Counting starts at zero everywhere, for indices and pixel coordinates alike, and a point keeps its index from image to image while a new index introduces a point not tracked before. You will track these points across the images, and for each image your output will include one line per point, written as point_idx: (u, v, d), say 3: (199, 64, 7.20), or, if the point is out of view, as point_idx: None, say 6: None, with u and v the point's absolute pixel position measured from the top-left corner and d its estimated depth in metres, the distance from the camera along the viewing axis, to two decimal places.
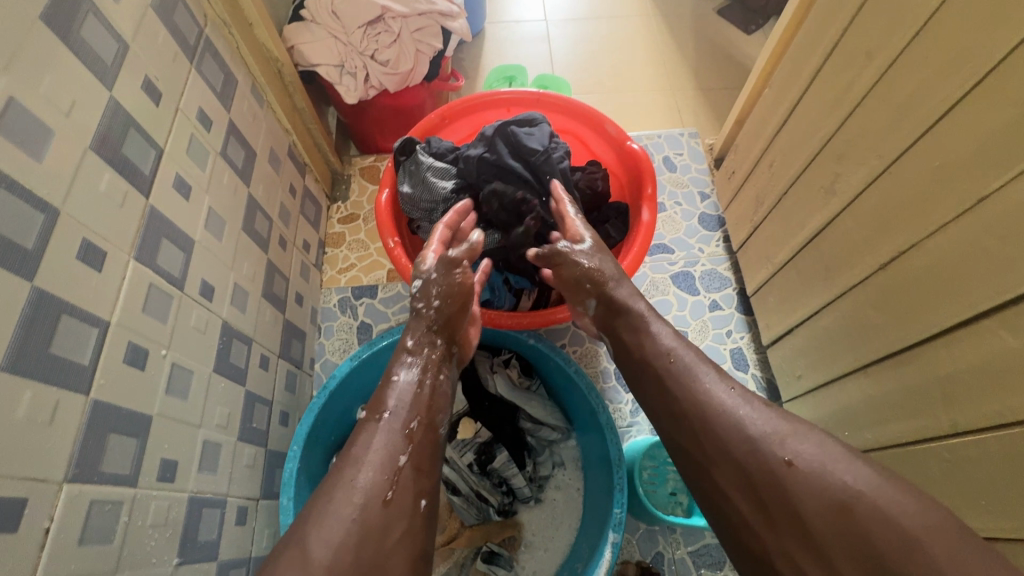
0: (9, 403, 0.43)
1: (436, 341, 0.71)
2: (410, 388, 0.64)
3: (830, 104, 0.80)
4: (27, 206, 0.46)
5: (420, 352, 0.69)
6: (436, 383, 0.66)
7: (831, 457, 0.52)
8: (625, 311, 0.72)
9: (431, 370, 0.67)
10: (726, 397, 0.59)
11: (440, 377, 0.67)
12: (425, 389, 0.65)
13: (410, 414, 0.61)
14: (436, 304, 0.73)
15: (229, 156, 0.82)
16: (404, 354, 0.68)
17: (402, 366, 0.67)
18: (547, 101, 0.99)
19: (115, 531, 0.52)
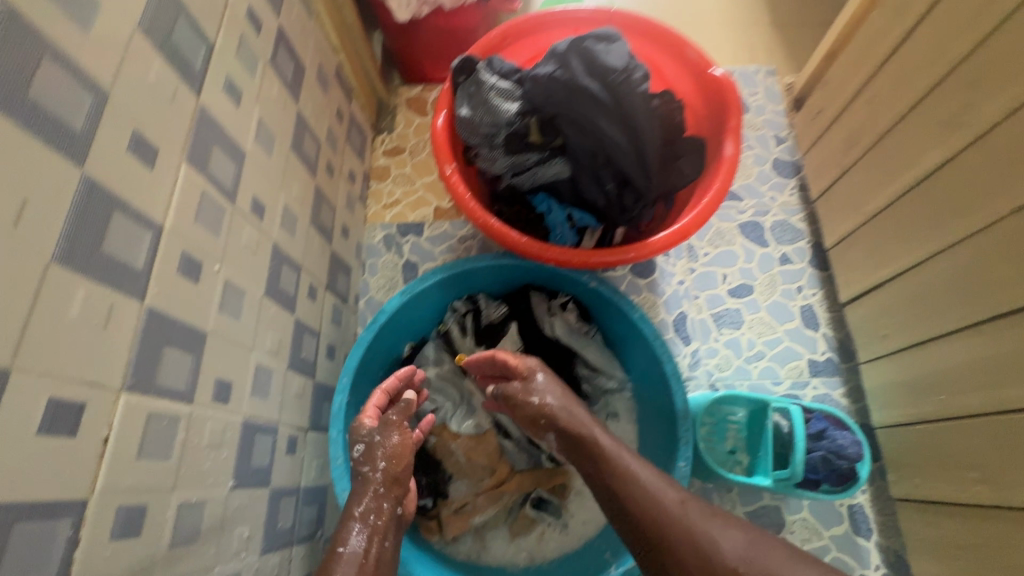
0: (63, 299, 0.39)
1: (383, 504, 0.66)
2: (356, 561, 0.60)
3: (966, 21, 0.68)
4: (74, 82, 0.41)
5: (367, 517, 0.64)
6: (381, 554, 0.63)
7: (754, 545, 0.59)
8: (580, 441, 0.69)
9: (379, 537, 0.63)
10: (650, 481, 0.64)
11: (387, 545, 0.64)
12: (372, 557, 0.62)
13: None
14: (381, 464, 0.68)
15: (279, 67, 0.75)
16: (348, 518, 0.64)
17: (354, 530, 0.63)
18: (621, 20, 0.89)
19: (173, 448, 0.50)
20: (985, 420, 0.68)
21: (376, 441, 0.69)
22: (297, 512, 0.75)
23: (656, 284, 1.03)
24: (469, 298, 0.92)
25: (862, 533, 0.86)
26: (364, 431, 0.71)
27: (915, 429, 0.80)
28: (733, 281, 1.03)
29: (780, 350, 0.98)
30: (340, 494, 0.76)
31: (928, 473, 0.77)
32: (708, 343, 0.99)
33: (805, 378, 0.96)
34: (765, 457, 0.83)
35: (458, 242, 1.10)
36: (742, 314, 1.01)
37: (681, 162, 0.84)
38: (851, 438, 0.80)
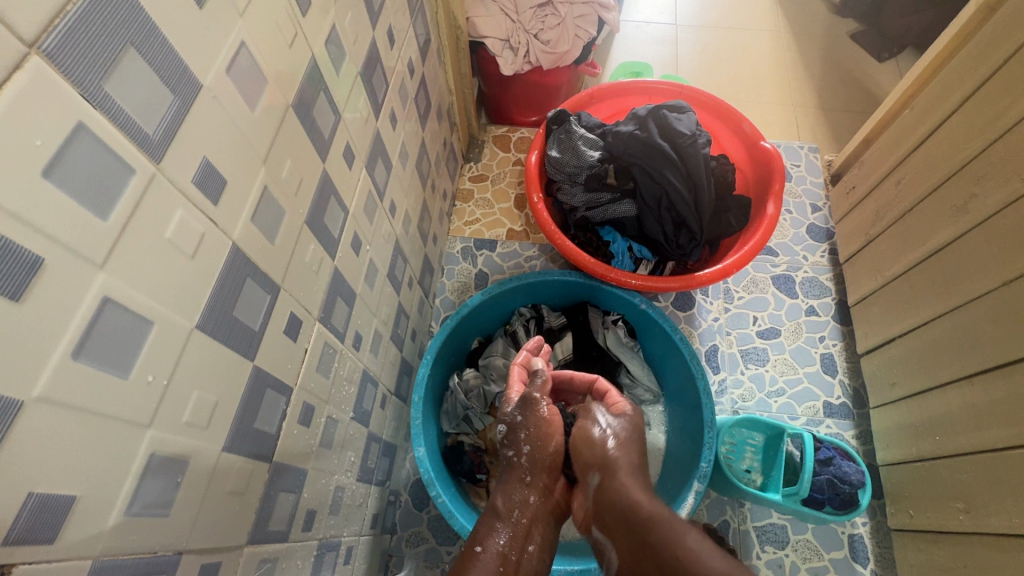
0: (304, 249, 0.57)
1: (529, 497, 0.71)
2: (494, 561, 0.62)
3: (977, 130, 0.85)
4: (331, 110, 0.61)
5: (510, 513, 0.69)
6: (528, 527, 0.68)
7: None
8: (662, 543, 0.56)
9: (529, 510, 0.69)
10: None
11: (530, 551, 0.65)
12: (512, 551, 0.64)
13: (523, 539, 0.66)
14: (524, 450, 0.76)
15: (417, 102, 0.96)
16: (494, 521, 0.67)
17: (500, 530, 0.66)
18: (690, 95, 1.07)
19: (330, 371, 0.67)
20: (985, 456, 0.79)
21: (518, 423, 0.78)
22: (377, 458, 0.91)
23: (693, 318, 1.17)
24: (533, 307, 1.09)
25: (859, 560, 0.96)
26: (506, 414, 0.82)
27: (912, 465, 0.93)
28: (762, 324, 1.16)
29: (799, 390, 1.10)
30: (416, 449, 0.90)
31: (920, 503, 0.90)
32: (735, 374, 1.12)
33: (820, 418, 1.07)
34: (778, 474, 0.94)
35: (525, 260, 1.28)
36: (768, 353, 1.13)
37: (729, 215, 1.00)
38: (855, 467, 0.93)
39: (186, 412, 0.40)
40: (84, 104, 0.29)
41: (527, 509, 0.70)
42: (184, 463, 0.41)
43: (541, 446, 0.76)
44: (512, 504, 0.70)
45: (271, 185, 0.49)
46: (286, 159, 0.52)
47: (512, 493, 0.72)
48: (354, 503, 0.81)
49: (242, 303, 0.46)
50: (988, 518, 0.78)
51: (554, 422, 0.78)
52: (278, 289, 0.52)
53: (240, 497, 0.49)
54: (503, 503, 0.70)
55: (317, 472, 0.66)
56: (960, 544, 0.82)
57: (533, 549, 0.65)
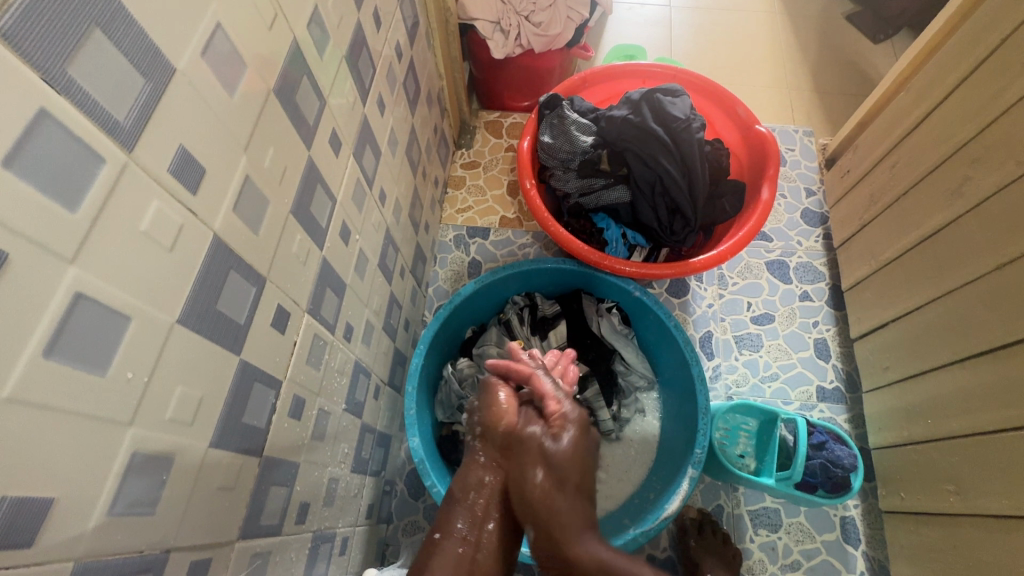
0: (290, 239, 0.56)
1: (484, 480, 0.70)
2: (454, 552, 0.64)
3: (973, 111, 0.84)
4: (315, 95, 0.59)
5: (468, 495, 0.69)
6: (486, 512, 0.68)
7: None
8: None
9: (489, 497, 0.69)
10: None
11: (490, 529, 0.67)
12: (470, 541, 0.66)
13: (481, 518, 0.68)
14: (479, 429, 0.73)
15: (406, 87, 0.94)
16: (453, 505, 0.69)
17: (459, 513, 0.68)
18: (684, 78, 1.05)
19: (321, 363, 0.66)
20: (976, 438, 0.80)
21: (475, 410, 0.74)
22: (372, 449, 0.90)
23: (688, 304, 1.17)
24: (527, 295, 1.08)
25: (850, 542, 0.97)
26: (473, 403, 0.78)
27: (904, 448, 0.94)
28: (756, 309, 1.16)
29: (793, 374, 1.10)
30: (410, 439, 0.90)
31: (911, 486, 0.91)
32: (729, 360, 1.12)
33: (813, 402, 1.08)
34: (772, 459, 0.95)
35: (518, 248, 1.27)
36: (762, 339, 1.13)
37: (723, 201, 0.99)
38: (848, 451, 0.93)
39: (169, 409, 0.39)
40: (46, 88, 0.28)
41: (483, 492, 0.69)
42: (170, 460, 0.40)
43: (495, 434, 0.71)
44: (468, 488, 0.70)
45: (253, 174, 0.47)
46: (268, 146, 0.50)
47: (470, 474, 0.70)
48: (349, 495, 0.81)
49: (225, 297, 0.45)
50: (977, 500, 0.79)
51: (510, 410, 0.72)
52: (263, 281, 0.51)
53: (229, 492, 0.48)
54: (461, 484, 0.70)
55: (310, 464, 0.65)
56: (949, 525, 0.83)
57: (493, 526, 0.67)
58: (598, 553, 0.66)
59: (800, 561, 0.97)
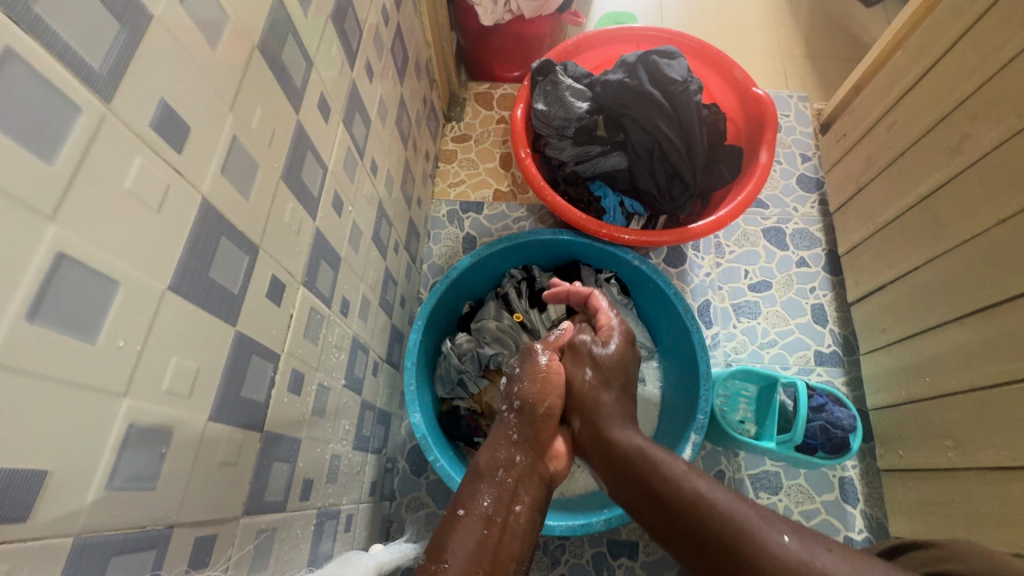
0: (282, 207, 0.53)
1: (516, 458, 0.64)
2: (478, 527, 0.55)
3: (974, 66, 0.83)
4: (301, 56, 0.55)
5: (494, 472, 0.62)
6: (514, 488, 0.61)
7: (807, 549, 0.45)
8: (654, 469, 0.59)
9: (517, 474, 0.63)
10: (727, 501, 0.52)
11: (517, 511, 0.60)
12: (497, 523, 0.57)
13: (508, 500, 0.60)
14: (515, 402, 0.70)
15: (394, 54, 0.90)
16: (476, 482, 0.61)
17: (484, 491, 0.60)
18: (679, 41, 1.03)
19: (318, 337, 0.64)
20: (976, 394, 0.80)
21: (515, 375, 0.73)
22: (372, 426, 0.89)
23: (685, 274, 1.16)
24: (525, 268, 1.07)
25: (849, 501, 0.99)
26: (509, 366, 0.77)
27: (903, 408, 0.94)
28: (754, 277, 1.15)
29: (791, 340, 1.11)
30: (411, 415, 0.89)
31: (910, 444, 0.92)
32: (727, 328, 1.12)
33: (811, 366, 1.09)
34: (772, 423, 0.95)
35: (513, 222, 1.25)
36: (760, 306, 1.13)
37: (721, 166, 0.98)
38: (846, 412, 0.94)
39: (165, 380, 0.37)
40: (10, 28, 0.25)
41: (513, 471, 0.63)
42: (169, 433, 0.38)
43: (532, 406, 0.69)
44: (496, 463, 0.63)
45: (241, 135, 0.45)
46: (255, 107, 0.47)
47: (497, 450, 0.64)
48: (352, 472, 0.80)
49: (217, 265, 0.43)
50: (977, 454, 0.80)
51: (556, 370, 0.72)
52: (256, 250, 0.49)
53: (232, 468, 0.47)
54: (486, 461, 0.63)
55: (311, 441, 0.64)
56: (947, 480, 0.85)
57: (521, 509, 0.60)
58: (637, 441, 0.63)
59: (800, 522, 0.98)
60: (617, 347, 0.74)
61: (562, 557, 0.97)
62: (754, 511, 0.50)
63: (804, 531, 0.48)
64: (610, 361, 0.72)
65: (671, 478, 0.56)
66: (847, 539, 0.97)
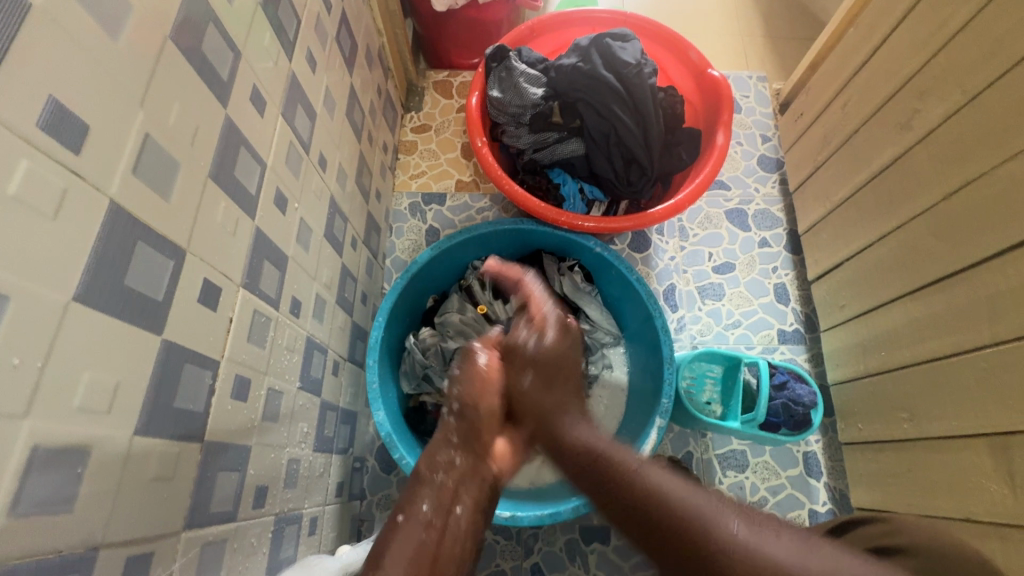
0: (213, 207, 0.51)
1: (454, 459, 0.61)
2: (418, 529, 0.53)
3: (921, 41, 0.84)
4: (226, 45, 0.52)
5: (435, 473, 0.60)
6: (455, 491, 0.58)
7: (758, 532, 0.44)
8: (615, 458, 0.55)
9: (459, 479, 0.59)
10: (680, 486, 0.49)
11: (458, 513, 0.56)
12: (435, 527, 0.54)
13: (449, 500, 0.57)
14: (456, 404, 0.67)
15: (340, 43, 0.87)
16: (417, 485, 0.58)
17: (423, 495, 0.57)
18: (633, 23, 1.02)
19: (266, 341, 0.62)
20: (928, 367, 0.82)
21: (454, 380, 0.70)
22: (336, 427, 0.88)
23: (650, 258, 1.16)
24: (487, 259, 1.05)
25: (813, 474, 1.01)
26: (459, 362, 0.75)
27: (862, 381, 0.97)
28: (717, 259, 1.16)
29: (754, 320, 1.12)
30: (375, 414, 0.87)
31: (869, 417, 0.94)
32: (693, 311, 1.13)
33: (774, 345, 1.10)
34: (736, 403, 0.96)
35: (476, 212, 1.23)
36: (724, 288, 1.14)
37: (679, 149, 0.98)
38: (807, 389, 0.96)
39: (77, 396, 0.36)
40: None
41: (452, 474, 0.60)
42: (85, 452, 0.36)
43: (471, 409, 0.66)
44: (435, 466, 0.60)
45: (155, 132, 0.42)
46: (173, 101, 0.45)
47: (437, 453, 0.61)
48: (314, 474, 0.78)
49: (135, 271, 0.41)
50: (929, 425, 0.82)
51: (494, 370, 0.69)
52: (183, 253, 0.46)
53: (167, 482, 0.45)
54: (426, 465, 0.61)
55: (264, 447, 0.62)
56: (903, 450, 0.87)
57: (461, 511, 0.56)
58: (589, 441, 0.58)
59: (766, 497, 1.00)
60: (556, 337, 0.70)
61: (535, 546, 0.97)
62: (705, 499, 0.48)
63: (756, 515, 0.46)
64: (550, 349, 0.69)
65: (628, 474, 0.52)
66: (811, 511, 0.99)
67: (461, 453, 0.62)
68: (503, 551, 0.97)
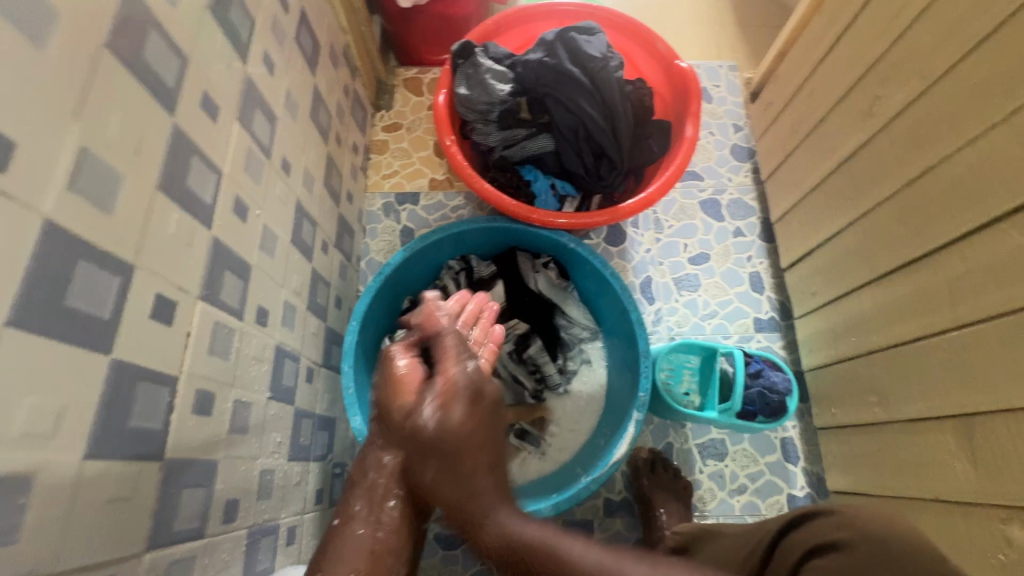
0: (163, 219, 0.49)
1: (385, 460, 0.67)
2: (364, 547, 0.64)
3: (882, 28, 0.84)
4: (170, 51, 0.50)
5: (371, 481, 0.67)
6: (383, 487, 0.66)
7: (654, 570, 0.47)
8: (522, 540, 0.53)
9: (388, 486, 0.66)
10: (587, 562, 0.49)
11: (392, 505, 0.66)
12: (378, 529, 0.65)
13: (387, 493, 0.66)
14: (376, 415, 0.69)
15: (300, 43, 0.85)
16: (352, 488, 0.68)
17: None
18: (601, 15, 1.01)
19: (230, 353, 0.61)
20: (896, 351, 0.84)
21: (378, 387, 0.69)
22: (312, 434, 0.87)
23: (626, 251, 1.16)
24: (462, 258, 1.04)
25: (791, 460, 1.03)
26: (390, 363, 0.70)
27: (834, 366, 0.98)
28: (692, 250, 1.17)
29: (730, 309, 1.13)
30: (351, 419, 0.86)
31: (842, 402, 0.96)
32: (670, 302, 1.13)
33: (751, 333, 1.11)
34: (714, 392, 0.97)
35: (451, 211, 1.22)
36: (700, 278, 1.15)
37: (650, 141, 0.97)
38: (782, 376, 0.97)
39: (17, 423, 0.35)
40: None
41: (382, 473, 0.67)
42: (29, 480, 0.36)
43: (396, 420, 0.66)
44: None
45: (94, 146, 0.41)
46: (113, 113, 0.43)
47: (367, 458, 0.68)
48: (290, 484, 0.77)
49: (76, 291, 0.39)
50: (898, 408, 0.83)
51: (410, 375, 0.67)
52: (131, 269, 0.45)
53: (124, 503, 0.44)
54: (359, 466, 0.69)
55: (233, 460, 0.61)
56: (874, 433, 0.89)
57: (395, 504, 0.66)
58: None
59: (746, 484, 1.01)
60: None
61: None
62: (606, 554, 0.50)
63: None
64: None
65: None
66: (789, 496, 1.01)
67: (388, 455, 0.67)
68: None
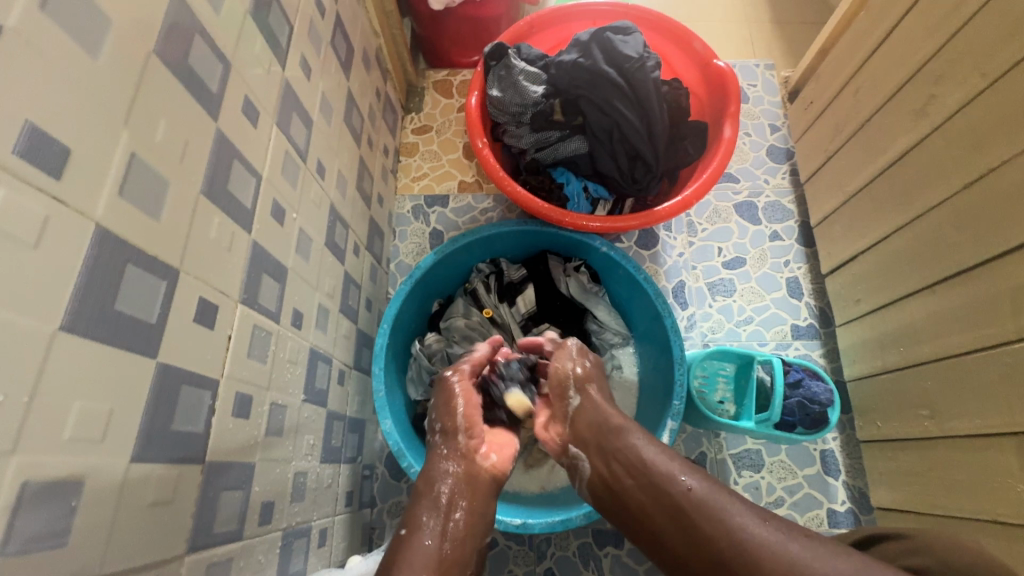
0: (206, 224, 0.49)
1: (451, 467, 0.69)
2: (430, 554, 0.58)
3: (937, 23, 0.80)
4: (212, 56, 0.51)
5: (434, 486, 0.67)
6: (454, 497, 0.66)
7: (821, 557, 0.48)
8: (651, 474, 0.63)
9: (456, 489, 0.67)
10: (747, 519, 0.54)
11: (457, 517, 0.64)
12: (439, 535, 0.61)
13: (451, 504, 0.65)
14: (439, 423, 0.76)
15: (336, 47, 0.86)
16: (419, 499, 0.65)
17: (423, 507, 0.64)
18: (634, 14, 0.99)
19: (267, 356, 0.61)
20: (950, 362, 0.79)
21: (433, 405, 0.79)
22: (343, 436, 0.87)
23: (659, 256, 1.14)
24: (492, 261, 1.04)
25: (831, 473, 0.99)
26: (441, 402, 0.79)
27: (880, 377, 0.94)
28: (727, 254, 1.13)
29: (767, 316, 1.09)
30: (382, 422, 0.86)
31: (888, 415, 0.92)
32: (703, 308, 1.10)
33: (788, 341, 1.08)
34: (749, 402, 0.94)
35: (480, 214, 1.21)
36: (735, 284, 1.12)
37: (685, 143, 0.95)
38: (824, 386, 0.93)
39: (67, 428, 0.35)
40: None
41: (453, 481, 0.67)
42: (79, 484, 0.36)
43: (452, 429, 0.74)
44: (433, 477, 0.68)
45: (141, 151, 0.41)
46: (159, 117, 0.43)
47: (433, 468, 0.69)
48: (322, 486, 0.77)
49: (125, 295, 0.40)
50: (951, 422, 0.80)
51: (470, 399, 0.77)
52: (176, 273, 0.45)
53: (167, 507, 0.44)
54: (426, 477, 0.68)
55: (269, 462, 0.61)
56: (925, 449, 0.84)
57: (460, 514, 0.64)
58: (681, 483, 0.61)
59: (783, 497, 0.98)
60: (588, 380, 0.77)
61: (548, 551, 0.96)
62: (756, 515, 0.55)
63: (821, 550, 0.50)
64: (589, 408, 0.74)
65: (710, 507, 0.57)
66: (830, 511, 0.97)
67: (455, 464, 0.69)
68: (516, 557, 0.96)
